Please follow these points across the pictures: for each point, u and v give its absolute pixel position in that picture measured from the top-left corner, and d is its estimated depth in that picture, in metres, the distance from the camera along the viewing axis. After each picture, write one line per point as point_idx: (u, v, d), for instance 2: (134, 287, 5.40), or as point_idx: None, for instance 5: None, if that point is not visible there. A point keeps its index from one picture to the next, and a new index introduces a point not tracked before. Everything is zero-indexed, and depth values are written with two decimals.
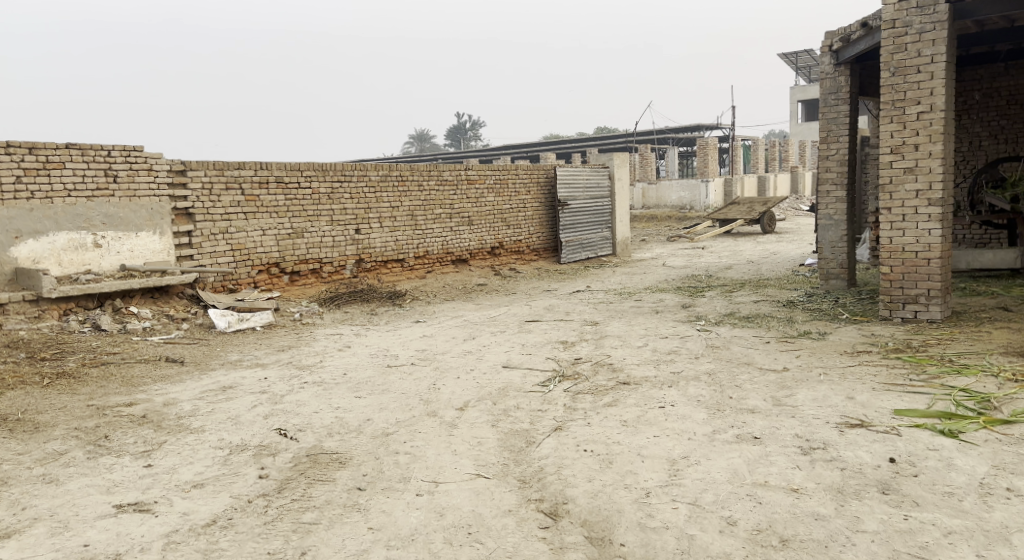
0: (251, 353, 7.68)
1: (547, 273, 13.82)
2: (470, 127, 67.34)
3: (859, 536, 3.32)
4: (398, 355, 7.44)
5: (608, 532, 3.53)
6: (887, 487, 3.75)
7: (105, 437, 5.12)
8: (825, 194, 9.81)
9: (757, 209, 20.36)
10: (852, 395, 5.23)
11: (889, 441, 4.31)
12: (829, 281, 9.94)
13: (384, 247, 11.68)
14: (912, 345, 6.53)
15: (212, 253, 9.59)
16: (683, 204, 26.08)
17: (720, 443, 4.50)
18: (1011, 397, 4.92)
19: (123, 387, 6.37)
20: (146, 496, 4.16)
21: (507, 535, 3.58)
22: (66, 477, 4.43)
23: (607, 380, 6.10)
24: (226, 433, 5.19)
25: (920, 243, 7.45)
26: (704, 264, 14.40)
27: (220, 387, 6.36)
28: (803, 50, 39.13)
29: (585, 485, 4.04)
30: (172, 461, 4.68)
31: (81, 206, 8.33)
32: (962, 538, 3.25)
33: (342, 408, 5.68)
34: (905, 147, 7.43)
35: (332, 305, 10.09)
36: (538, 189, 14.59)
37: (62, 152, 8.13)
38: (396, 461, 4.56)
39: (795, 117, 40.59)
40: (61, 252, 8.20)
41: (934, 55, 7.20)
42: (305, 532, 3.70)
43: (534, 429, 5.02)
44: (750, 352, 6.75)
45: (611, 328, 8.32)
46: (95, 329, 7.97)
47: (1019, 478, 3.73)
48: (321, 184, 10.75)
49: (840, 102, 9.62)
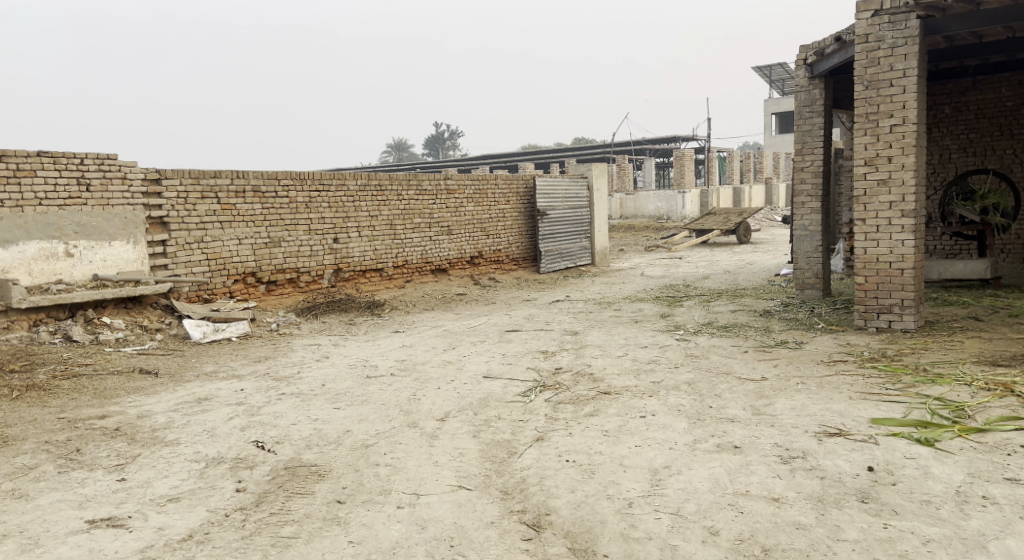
0: (227, 364, 7.57)
1: (526, 282, 13.84)
2: (448, 137, 67.43)
3: (841, 545, 3.34)
4: (378, 366, 7.38)
5: (591, 543, 3.52)
6: (867, 496, 3.79)
7: (76, 451, 5.01)
8: (800, 205, 9.95)
9: (733, 220, 20.58)
10: (830, 404, 5.29)
11: (867, 450, 4.36)
12: (805, 291, 10.04)
13: (363, 257, 11.61)
14: (887, 354, 6.63)
15: (187, 262, 9.46)
16: (660, 214, 26.29)
17: (702, 452, 4.52)
18: (984, 406, 5.00)
19: (96, 399, 6.25)
20: (120, 511, 4.07)
21: (491, 547, 3.55)
22: (36, 493, 4.32)
23: (588, 390, 6.10)
24: (202, 446, 5.11)
25: (894, 254, 7.57)
26: (681, 273, 14.51)
27: (196, 398, 6.26)
28: (777, 63, 39.77)
29: (567, 495, 4.03)
30: (146, 475, 4.58)
31: (53, 215, 8.19)
32: (941, 545, 3.29)
33: (321, 420, 5.62)
34: (878, 160, 7.56)
35: (310, 315, 10.00)
36: (517, 199, 14.61)
37: (33, 160, 7.98)
38: (377, 474, 4.51)
39: (770, 129, 41.16)
40: (32, 262, 8.04)
41: (906, 70, 7.35)
42: (284, 546, 3.64)
43: (515, 439, 5.00)
44: (729, 361, 6.81)
45: (591, 338, 8.33)
46: (66, 340, 7.83)
47: (995, 486, 3.79)
48: (299, 193, 10.67)
49: (814, 114, 9.76)
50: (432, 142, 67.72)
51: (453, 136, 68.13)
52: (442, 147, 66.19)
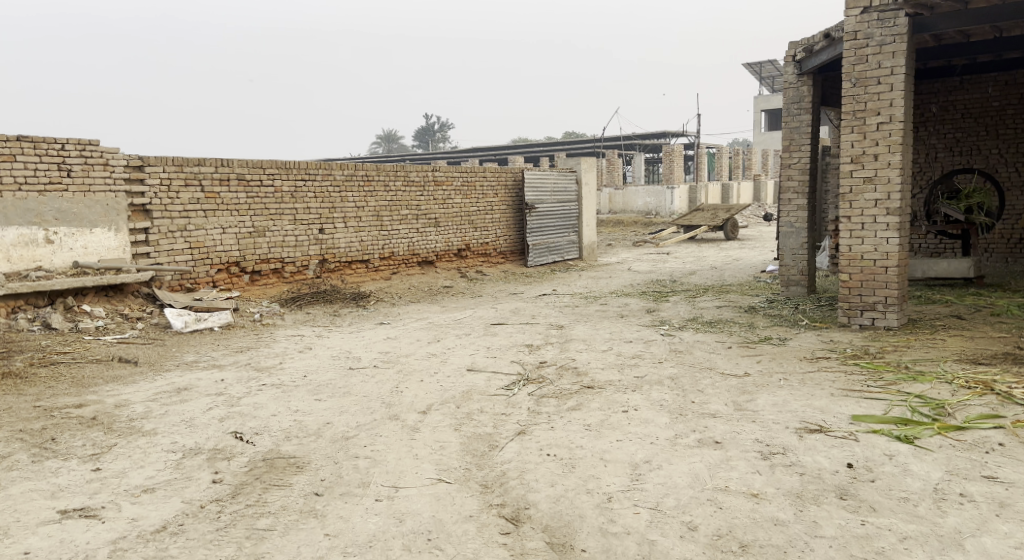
0: (208, 354, 7.50)
1: (513, 276, 13.81)
2: (438, 130, 67.51)
3: (818, 542, 3.34)
4: (361, 357, 7.33)
5: (569, 538, 3.50)
6: (845, 492, 3.79)
7: (51, 440, 4.94)
8: (787, 202, 9.96)
9: (721, 216, 20.63)
10: (812, 400, 5.30)
11: (847, 447, 4.37)
12: (790, 288, 10.07)
13: (348, 247, 11.52)
14: (870, 352, 6.65)
15: (169, 250, 9.37)
16: (649, 210, 26.34)
17: (683, 447, 4.51)
18: (964, 404, 5.01)
19: (73, 388, 6.16)
20: (93, 502, 4.00)
21: (468, 541, 3.52)
22: (8, 482, 4.24)
23: (572, 384, 6.08)
24: (179, 436, 5.04)
25: (878, 252, 7.59)
26: (668, 269, 14.51)
27: (175, 388, 6.19)
28: (767, 60, 39.79)
29: (547, 489, 4.01)
30: (122, 465, 4.53)
31: (33, 201, 8.06)
32: (917, 543, 3.29)
33: (302, 411, 5.56)
34: (865, 157, 7.58)
35: (294, 306, 9.93)
36: (506, 192, 14.53)
37: (13, 144, 7.85)
38: (356, 466, 4.47)
39: (760, 127, 41.18)
40: (11, 248, 7.94)
41: (894, 68, 7.35)
42: (259, 538, 3.59)
43: (497, 433, 4.97)
44: (712, 357, 6.80)
45: (576, 332, 8.31)
46: (44, 327, 7.72)
47: (973, 484, 3.80)
48: (284, 182, 10.56)
49: (803, 110, 9.76)
50: (421, 134, 67.35)
51: (443, 129, 67.89)
52: (432, 138, 65.66)
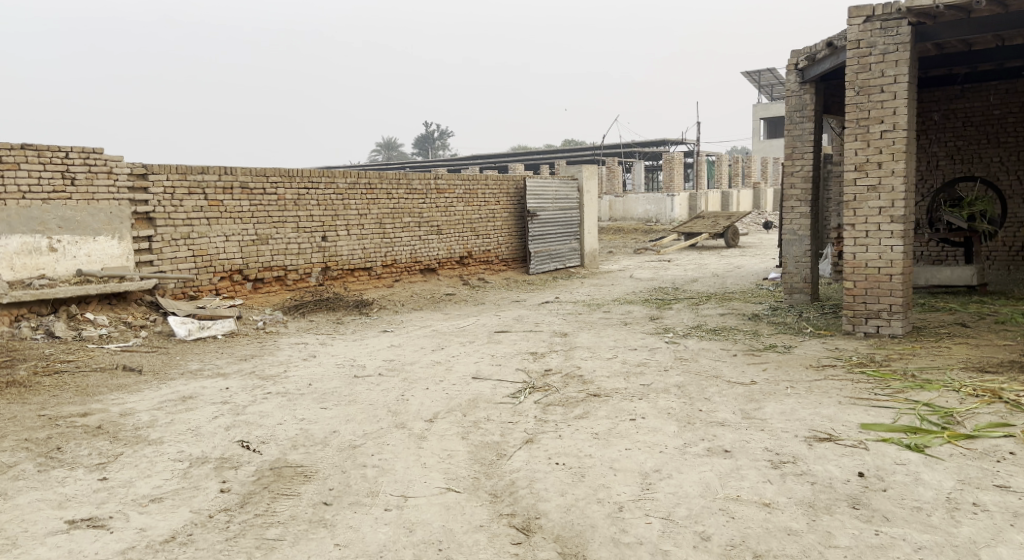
0: (212, 362, 7.48)
1: (515, 283, 13.80)
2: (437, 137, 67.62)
3: (832, 552, 3.33)
4: (365, 365, 7.32)
5: (581, 548, 3.48)
6: (857, 502, 3.78)
7: (57, 449, 4.91)
8: (789, 209, 9.98)
9: (722, 223, 20.63)
10: (820, 408, 5.29)
11: (857, 455, 4.36)
12: (793, 295, 10.05)
13: (351, 255, 11.51)
14: (876, 359, 6.64)
15: (173, 258, 9.36)
16: (649, 217, 26.34)
17: (692, 456, 4.49)
18: (973, 412, 5.01)
19: (77, 396, 6.15)
20: (101, 512, 3.98)
21: (479, 551, 3.50)
22: (15, 492, 4.22)
23: (577, 392, 6.07)
24: (186, 445, 5.02)
25: (883, 259, 7.59)
26: (670, 276, 14.50)
27: (180, 397, 6.17)
28: (765, 68, 39.94)
29: (557, 499, 3.99)
30: (129, 474, 4.50)
31: (36, 208, 8.06)
32: (933, 553, 3.28)
33: (308, 420, 5.55)
34: (868, 165, 7.58)
35: (297, 314, 9.92)
36: (507, 199, 14.55)
37: (17, 153, 7.86)
38: (364, 475, 4.46)
39: (759, 135, 41.25)
40: (14, 256, 7.90)
41: (897, 76, 7.37)
42: (269, 548, 3.58)
43: (505, 441, 4.96)
44: (718, 365, 6.79)
45: (580, 340, 8.29)
46: (48, 336, 7.70)
47: (985, 493, 3.79)
48: (287, 190, 10.57)
49: (806, 118, 9.77)
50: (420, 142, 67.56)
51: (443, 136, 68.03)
52: (432, 147, 65.78)
